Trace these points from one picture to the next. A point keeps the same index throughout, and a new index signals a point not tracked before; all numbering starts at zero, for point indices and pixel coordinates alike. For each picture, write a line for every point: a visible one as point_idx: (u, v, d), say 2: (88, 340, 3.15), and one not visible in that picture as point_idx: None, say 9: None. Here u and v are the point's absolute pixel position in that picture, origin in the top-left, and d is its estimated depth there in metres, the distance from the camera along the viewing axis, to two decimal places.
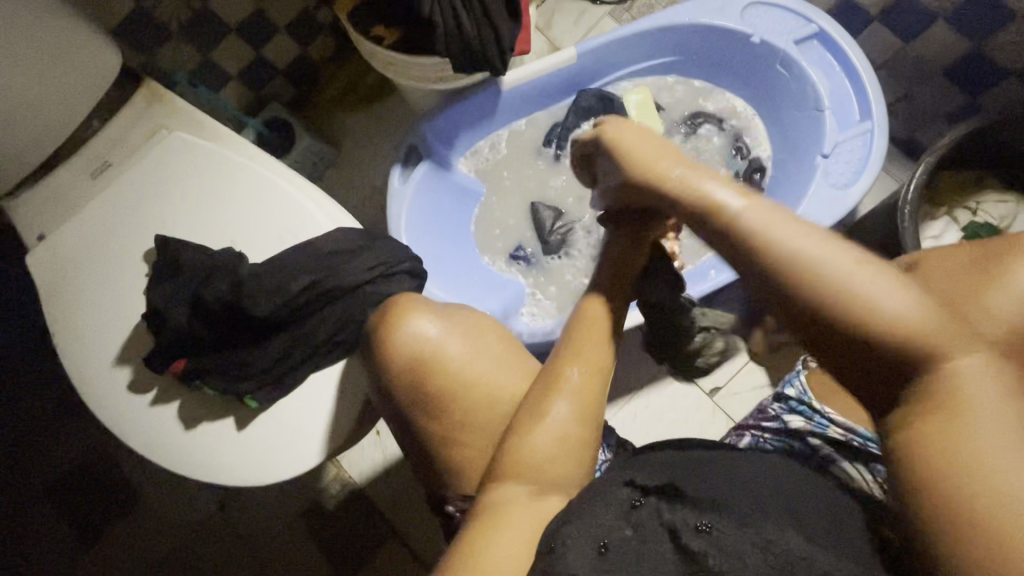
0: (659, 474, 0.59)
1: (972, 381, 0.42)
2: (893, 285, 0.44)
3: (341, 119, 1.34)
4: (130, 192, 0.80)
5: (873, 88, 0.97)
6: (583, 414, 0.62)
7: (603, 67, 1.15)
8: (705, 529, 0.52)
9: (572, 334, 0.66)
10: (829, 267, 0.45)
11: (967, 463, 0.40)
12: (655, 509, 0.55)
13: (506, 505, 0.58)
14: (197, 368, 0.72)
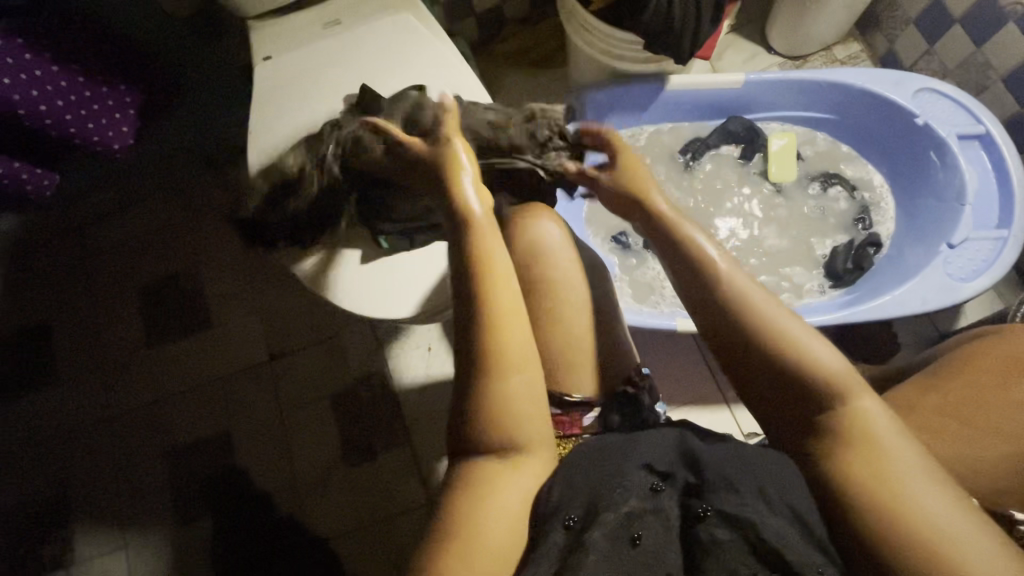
0: (677, 455, 0.60)
1: (875, 418, 0.52)
2: (827, 351, 0.55)
3: (506, 73, 1.48)
4: (350, 47, 0.95)
5: (1022, 201, 0.99)
6: (504, 368, 0.58)
7: (762, 102, 1.23)
8: (704, 514, 0.55)
9: (470, 284, 0.60)
10: (775, 319, 0.56)
11: (889, 482, 0.49)
12: (669, 493, 0.57)
13: (479, 473, 0.57)
14: (333, 192, 0.84)
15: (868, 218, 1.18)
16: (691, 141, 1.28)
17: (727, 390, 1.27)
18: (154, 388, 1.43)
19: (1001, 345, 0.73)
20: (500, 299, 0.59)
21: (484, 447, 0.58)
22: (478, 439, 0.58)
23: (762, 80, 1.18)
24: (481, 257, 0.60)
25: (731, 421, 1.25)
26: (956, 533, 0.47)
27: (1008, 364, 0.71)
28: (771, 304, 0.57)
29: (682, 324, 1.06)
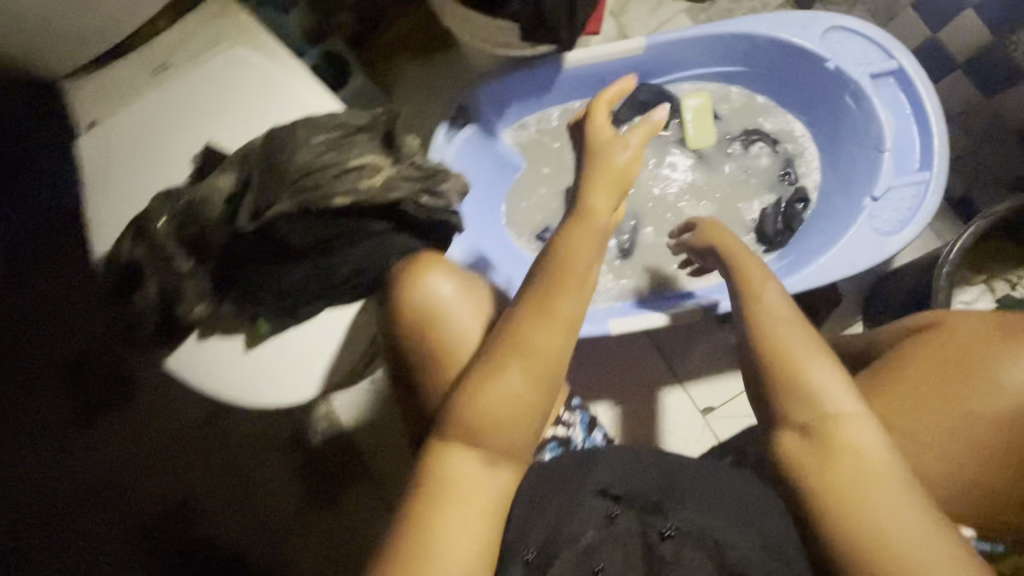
0: (620, 475, 0.69)
1: (856, 425, 0.60)
2: (832, 369, 0.63)
3: (399, 63, 1.33)
4: (186, 97, 0.82)
5: (939, 140, 0.94)
6: (533, 376, 0.63)
7: (668, 64, 1.13)
8: (670, 534, 0.62)
9: (539, 286, 0.68)
10: (793, 341, 0.65)
11: (860, 503, 0.56)
12: (625, 514, 0.65)
13: (454, 475, 0.61)
14: (173, 289, 0.68)
15: (793, 172, 1.13)
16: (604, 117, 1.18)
17: (678, 368, 1.26)
18: (89, 473, 1.31)
19: (933, 346, 0.68)
20: (558, 320, 0.66)
21: (472, 446, 0.62)
22: (463, 430, 0.62)
23: (665, 41, 1.08)
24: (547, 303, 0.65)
25: (686, 398, 1.24)
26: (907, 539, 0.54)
27: (948, 373, 0.66)
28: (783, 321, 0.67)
29: (617, 325, 1.00)
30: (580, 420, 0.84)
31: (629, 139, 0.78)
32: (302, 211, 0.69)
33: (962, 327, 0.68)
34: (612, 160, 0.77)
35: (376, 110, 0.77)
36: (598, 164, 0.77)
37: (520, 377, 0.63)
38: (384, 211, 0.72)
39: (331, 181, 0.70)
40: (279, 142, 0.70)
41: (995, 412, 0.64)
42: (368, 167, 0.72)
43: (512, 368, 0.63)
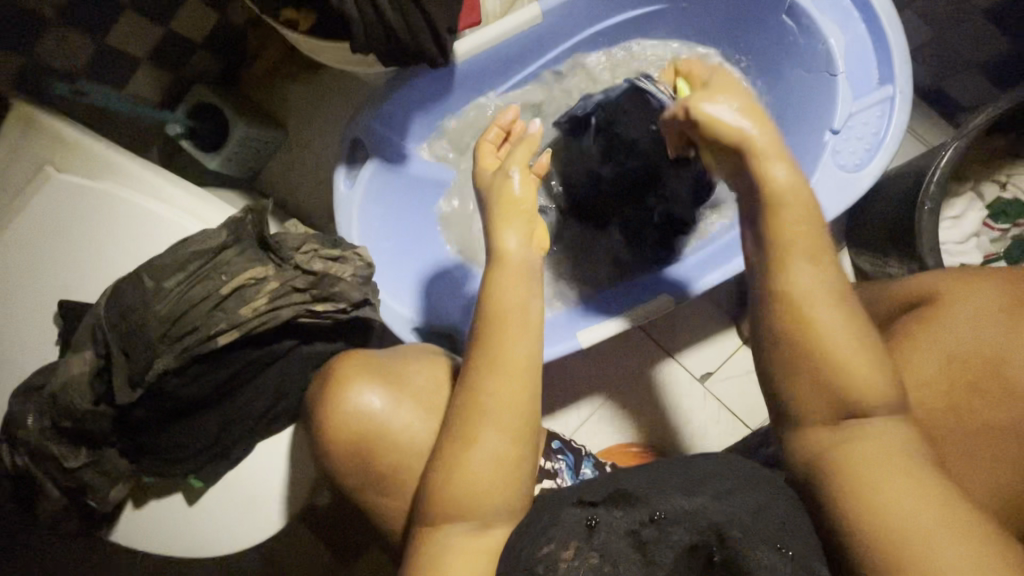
0: (602, 488, 0.59)
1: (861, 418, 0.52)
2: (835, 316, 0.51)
3: (279, 90, 1.13)
4: (20, 250, 0.67)
5: (898, 47, 0.81)
6: (515, 425, 0.57)
7: (575, 25, 0.95)
8: (656, 519, 0.54)
9: (488, 334, 0.59)
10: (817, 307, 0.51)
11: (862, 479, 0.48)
12: (608, 520, 0.55)
13: (452, 544, 0.56)
14: (78, 484, 0.61)
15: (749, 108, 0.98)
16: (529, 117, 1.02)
17: (664, 340, 1.09)
18: None
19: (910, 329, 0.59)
20: (513, 355, 0.58)
21: (468, 518, 0.56)
22: (448, 510, 0.56)
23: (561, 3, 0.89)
24: (495, 319, 0.59)
25: (682, 373, 1.08)
26: (909, 510, 0.45)
27: (951, 370, 0.56)
28: (843, 338, 0.51)
29: (584, 338, 0.83)
30: (566, 465, 0.75)
31: (512, 171, 0.65)
32: (187, 361, 0.59)
33: (954, 312, 0.57)
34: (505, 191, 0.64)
35: (236, 213, 0.64)
36: (493, 202, 0.65)
37: (500, 432, 0.56)
38: (278, 332, 0.64)
39: (208, 315, 0.59)
40: (127, 293, 0.58)
41: (1005, 410, 0.53)
42: (245, 287, 0.60)
43: (488, 429, 0.56)
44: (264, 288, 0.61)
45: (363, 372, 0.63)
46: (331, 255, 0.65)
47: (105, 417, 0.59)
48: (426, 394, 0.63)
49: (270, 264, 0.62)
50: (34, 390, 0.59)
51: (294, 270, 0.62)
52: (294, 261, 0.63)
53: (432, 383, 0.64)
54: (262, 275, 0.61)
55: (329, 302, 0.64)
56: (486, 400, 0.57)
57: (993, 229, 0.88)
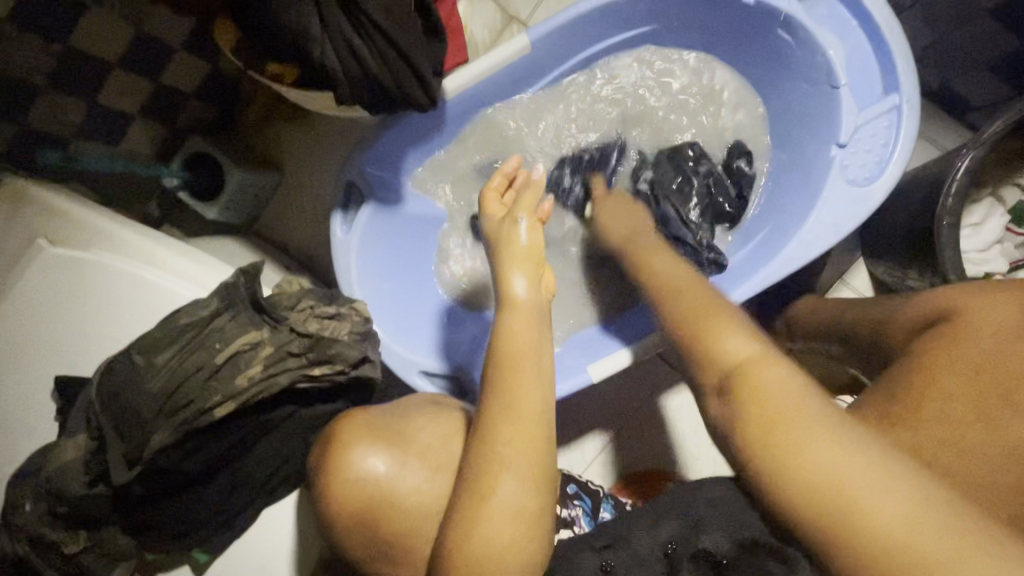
0: (612, 528, 0.62)
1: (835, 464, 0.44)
2: (781, 372, 0.50)
3: (274, 134, 1.13)
4: (12, 325, 0.65)
5: (901, 55, 0.78)
6: (528, 479, 0.53)
7: (565, 51, 0.93)
8: (666, 553, 0.57)
9: (491, 384, 0.56)
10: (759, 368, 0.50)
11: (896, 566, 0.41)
12: (618, 560, 0.58)
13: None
14: (78, 569, 0.59)
15: (738, 127, 0.97)
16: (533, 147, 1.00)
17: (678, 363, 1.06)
18: None
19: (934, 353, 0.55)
20: (526, 399, 0.54)
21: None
22: (465, 569, 0.52)
23: (549, 32, 0.87)
24: (501, 364, 0.56)
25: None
26: None
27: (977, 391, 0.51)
28: (776, 368, 0.50)
29: (594, 373, 0.81)
30: (583, 511, 0.72)
31: (521, 219, 0.63)
32: (183, 435, 0.57)
33: (976, 334, 0.53)
34: (511, 238, 0.62)
35: (228, 277, 0.62)
36: (499, 249, 0.63)
37: (513, 486, 0.52)
38: (280, 396, 0.61)
39: (204, 386, 0.57)
40: (120, 370, 0.56)
41: None
42: (240, 355, 0.58)
43: (505, 479, 0.52)
44: (263, 354, 0.59)
45: (365, 430, 0.61)
46: (327, 314, 0.64)
47: (102, 497, 0.58)
48: (431, 453, 0.61)
49: (264, 329, 0.60)
50: (28, 471, 0.58)
51: (288, 335, 0.60)
52: (288, 325, 0.61)
53: (439, 440, 0.62)
54: (259, 341, 0.59)
55: (323, 367, 0.62)
56: (495, 457, 0.53)
57: (1019, 234, 0.84)
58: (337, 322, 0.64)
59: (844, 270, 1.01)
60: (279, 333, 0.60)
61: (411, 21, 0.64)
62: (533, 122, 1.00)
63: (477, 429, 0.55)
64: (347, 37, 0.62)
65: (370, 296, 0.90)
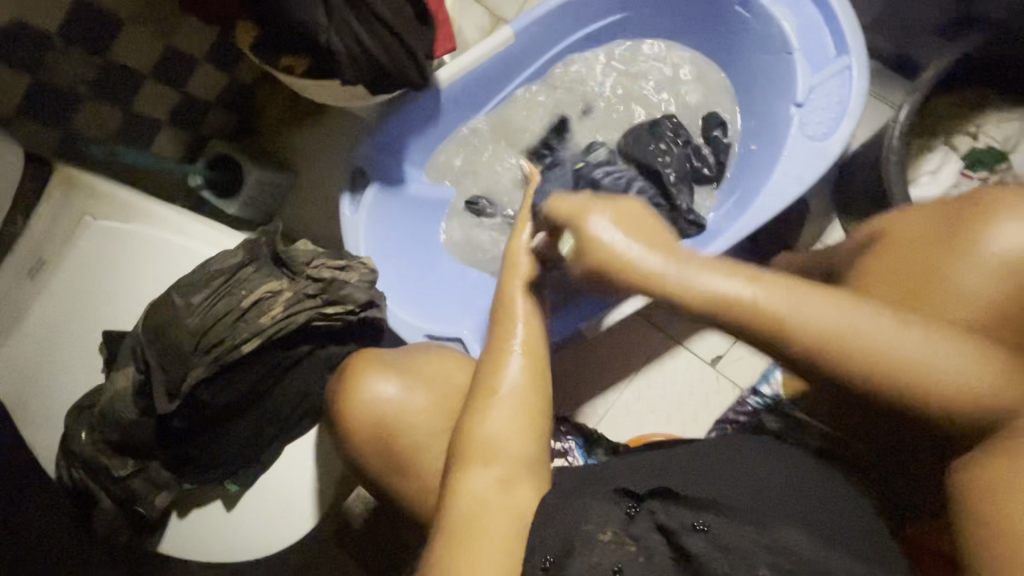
0: (648, 478, 0.54)
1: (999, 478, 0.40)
2: (937, 352, 0.42)
3: (287, 137, 1.23)
4: (71, 291, 0.76)
5: (847, 20, 0.86)
6: (535, 372, 0.59)
7: (545, 42, 1.02)
8: (704, 527, 0.48)
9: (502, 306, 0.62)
10: (894, 352, 0.42)
11: None
12: (653, 512, 0.50)
13: (481, 501, 0.54)
14: (128, 492, 0.68)
15: (712, 100, 1.05)
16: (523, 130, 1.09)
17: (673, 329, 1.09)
18: None
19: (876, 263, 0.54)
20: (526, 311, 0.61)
21: (494, 464, 0.56)
22: (476, 452, 0.56)
23: (530, 23, 0.97)
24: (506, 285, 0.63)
25: (694, 357, 1.08)
26: None
27: (900, 299, 0.51)
28: (816, 306, 0.43)
29: None
30: (576, 445, 0.76)
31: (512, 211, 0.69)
32: (218, 369, 0.65)
33: (916, 235, 0.52)
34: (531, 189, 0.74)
35: (254, 235, 0.71)
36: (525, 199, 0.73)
37: (521, 371, 0.58)
38: (301, 336, 0.70)
39: (233, 326, 0.65)
40: (160, 314, 0.65)
41: None
42: (262, 300, 0.67)
43: (512, 362, 0.58)
44: (284, 297, 0.67)
45: (382, 360, 0.69)
46: (340, 265, 0.73)
47: (148, 426, 0.66)
48: (435, 381, 0.68)
49: (284, 278, 0.69)
50: (84, 407, 0.67)
51: (307, 282, 0.69)
52: (306, 273, 0.70)
53: (443, 370, 0.69)
54: (280, 288, 0.68)
55: (335, 308, 0.70)
56: (507, 351, 0.59)
57: (971, 178, 0.89)
58: (347, 273, 0.72)
59: (822, 229, 1.06)
60: (302, 279, 0.69)
61: (400, 11, 0.75)
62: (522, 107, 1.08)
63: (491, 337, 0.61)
64: (348, 25, 0.72)
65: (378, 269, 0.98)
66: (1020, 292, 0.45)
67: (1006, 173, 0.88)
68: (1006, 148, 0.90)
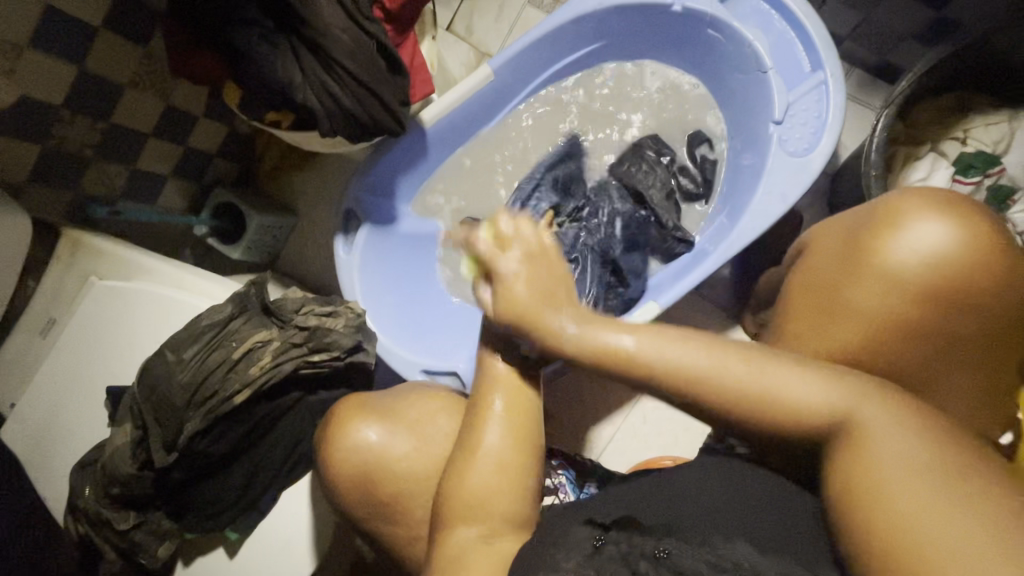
0: (616, 508, 0.57)
1: (871, 432, 0.46)
2: (799, 373, 0.49)
3: (286, 179, 1.27)
4: (77, 347, 0.80)
5: (820, 35, 0.85)
6: (516, 434, 0.57)
7: (526, 75, 1.04)
8: (664, 556, 0.49)
9: (486, 356, 0.61)
10: (716, 378, 0.49)
11: (908, 532, 0.42)
12: (618, 541, 0.52)
13: (459, 556, 0.55)
14: (131, 543, 0.71)
15: (694, 118, 1.04)
16: (508, 161, 1.10)
17: None
18: None
19: (819, 267, 0.64)
20: (507, 368, 0.59)
21: (473, 522, 0.56)
22: (459, 511, 0.56)
23: (508, 61, 0.99)
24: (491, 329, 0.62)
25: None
26: (958, 552, 0.40)
27: (824, 301, 0.62)
28: (676, 347, 0.50)
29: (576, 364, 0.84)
30: (567, 480, 0.76)
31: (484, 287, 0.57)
32: (210, 422, 0.67)
33: (826, 248, 0.65)
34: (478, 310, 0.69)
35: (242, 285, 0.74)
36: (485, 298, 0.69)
37: (501, 437, 0.57)
38: (292, 382, 0.73)
39: (223, 378, 0.68)
40: (154, 368, 0.68)
41: (943, 323, 0.57)
42: (252, 350, 0.69)
43: (489, 434, 0.57)
44: (272, 346, 0.69)
45: (372, 417, 0.69)
46: (325, 310, 0.75)
47: (148, 477, 0.69)
48: (419, 425, 0.69)
49: (269, 327, 0.71)
50: (89, 462, 0.71)
51: (295, 333, 0.71)
52: (291, 323, 0.72)
53: (426, 411, 0.70)
54: (266, 337, 0.70)
55: (319, 354, 0.72)
56: (487, 414, 0.58)
57: (966, 184, 0.86)
58: (330, 318, 0.74)
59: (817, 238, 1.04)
60: (291, 335, 0.71)
61: (375, 63, 0.78)
62: (505, 140, 1.10)
63: (473, 396, 0.60)
64: (323, 81, 0.76)
65: (372, 307, 1.01)
66: (869, 308, 0.59)
67: (999, 176, 0.86)
68: (997, 149, 0.88)
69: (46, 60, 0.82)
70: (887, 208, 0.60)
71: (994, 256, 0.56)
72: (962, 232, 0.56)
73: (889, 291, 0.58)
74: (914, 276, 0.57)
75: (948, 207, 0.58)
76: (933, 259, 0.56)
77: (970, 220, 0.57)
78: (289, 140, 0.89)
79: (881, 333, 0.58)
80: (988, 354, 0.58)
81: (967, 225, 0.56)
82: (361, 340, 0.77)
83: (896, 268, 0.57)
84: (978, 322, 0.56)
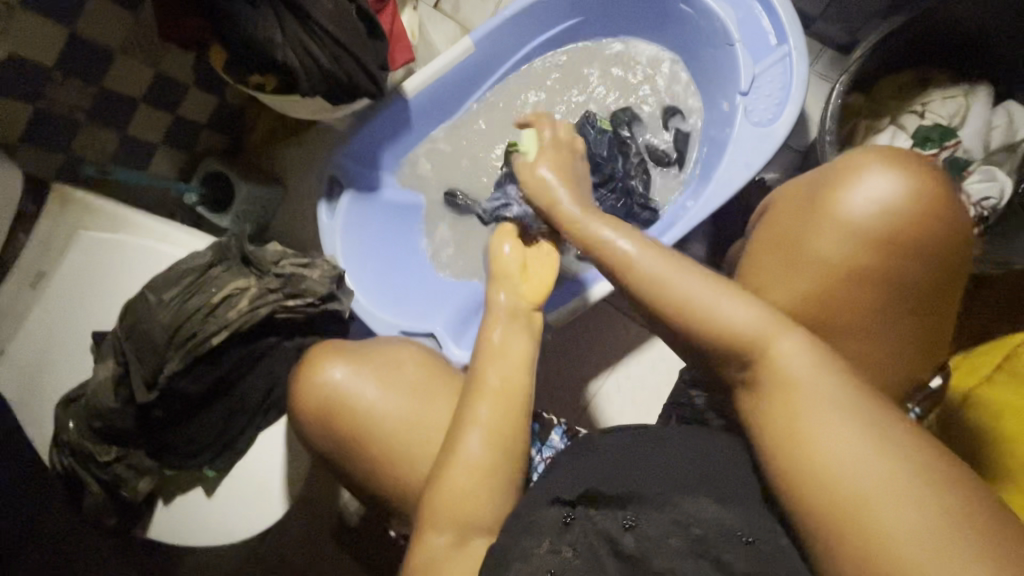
0: (582, 484, 0.58)
1: (793, 358, 0.49)
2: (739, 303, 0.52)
3: (275, 150, 1.30)
4: (65, 296, 0.83)
5: (784, 9, 0.89)
6: (496, 442, 0.59)
7: (506, 48, 1.07)
8: (630, 526, 0.53)
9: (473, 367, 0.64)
10: (673, 290, 0.54)
11: (821, 458, 0.45)
12: (586, 517, 0.55)
13: (432, 559, 0.56)
14: (113, 477, 0.75)
15: (668, 92, 1.07)
16: (489, 132, 1.13)
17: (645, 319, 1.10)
18: None
19: (783, 218, 0.66)
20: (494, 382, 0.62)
21: (443, 527, 0.57)
22: (434, 516, 0.57)
23: (488, 33, 1.02)
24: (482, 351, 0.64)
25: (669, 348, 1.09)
26: (869, 484, 0.42)
27: (783, 251, 0.65)
28: (642, 299, 0.55)
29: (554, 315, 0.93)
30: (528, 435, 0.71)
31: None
32: (190, 362, 0.71)
33: (786, 202, 0.67)
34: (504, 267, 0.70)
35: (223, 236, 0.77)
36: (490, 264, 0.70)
37: (482, 446, 0.59)
38: (270, 329, 0.76)
39: (202, 321, 0.71)
40: (136, 309, 0.71)
41: (887, 268, 0.60)
42: (231, 295, 0.72)
43: (471, 436, 0.59)
44: (250, 292, 0.73)
45: (341, 368, 0.71)
46: (301, 263, 0.78)
47: (129, 414, 0.73)
48: (386, 372, 0.72)
49: (247, 274, 0.74)
50: (75, 399, 0.75)
51: (272, 280, 0.75)
52: (269, 272, 0.75)
53: (393, 360, 0.74)
54: (244, 284, 0.73)
55: (294, 302, 0.76)
56: (471, 421, 0.60)
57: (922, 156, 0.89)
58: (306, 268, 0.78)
59: None
60: (268, 283, 0.74)
61: (351, 26, 0.81)
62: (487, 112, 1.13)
63: (466, 389, 0.62)
64: (303, 42, 0.79)
65: (353, 271, 1.03)
66: (822, 256, 0.62)
67: (954, 149, 0.89)
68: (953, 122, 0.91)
69: (38, 21, 0.85)
70: (846, 160, 0.63)
71: (942, 206, 0.60)
72: (909, 180, 0.59)
73: (841, 237, 0.61)
74: (868, 222, 0.60)
75: (898, 159, 0.62)
76: (885, 207, 0.60)
77: (917, 172, 0.60)
78: (273, 104, 0.92)
79: (835, 281, 0.62)
80: (935, 306, 0.62)
81: (914, 175, 0.60)
82: (336, 289, 0.80)
83: (852, 214, 0.60)
84: (922, 269, 0.60)
